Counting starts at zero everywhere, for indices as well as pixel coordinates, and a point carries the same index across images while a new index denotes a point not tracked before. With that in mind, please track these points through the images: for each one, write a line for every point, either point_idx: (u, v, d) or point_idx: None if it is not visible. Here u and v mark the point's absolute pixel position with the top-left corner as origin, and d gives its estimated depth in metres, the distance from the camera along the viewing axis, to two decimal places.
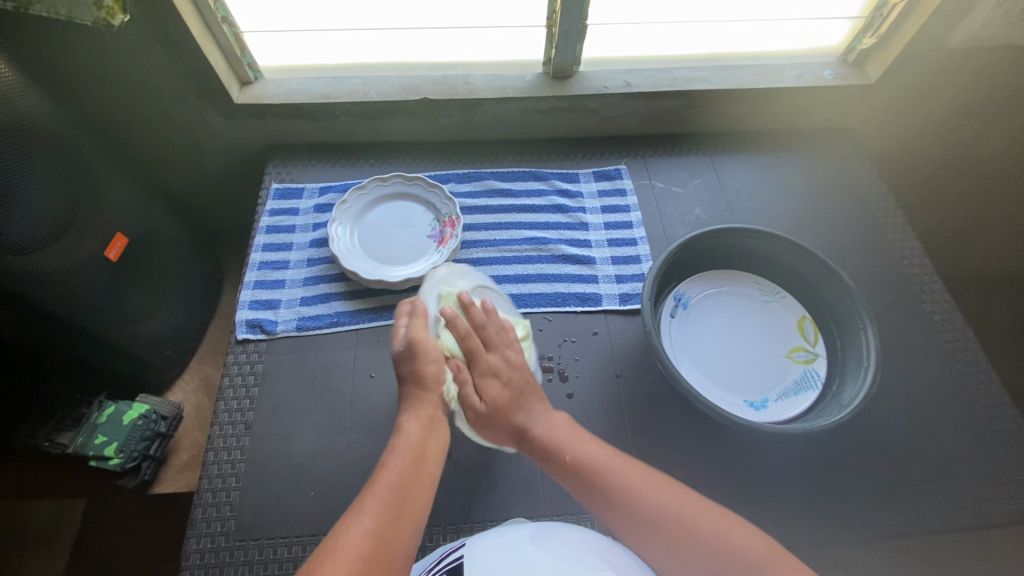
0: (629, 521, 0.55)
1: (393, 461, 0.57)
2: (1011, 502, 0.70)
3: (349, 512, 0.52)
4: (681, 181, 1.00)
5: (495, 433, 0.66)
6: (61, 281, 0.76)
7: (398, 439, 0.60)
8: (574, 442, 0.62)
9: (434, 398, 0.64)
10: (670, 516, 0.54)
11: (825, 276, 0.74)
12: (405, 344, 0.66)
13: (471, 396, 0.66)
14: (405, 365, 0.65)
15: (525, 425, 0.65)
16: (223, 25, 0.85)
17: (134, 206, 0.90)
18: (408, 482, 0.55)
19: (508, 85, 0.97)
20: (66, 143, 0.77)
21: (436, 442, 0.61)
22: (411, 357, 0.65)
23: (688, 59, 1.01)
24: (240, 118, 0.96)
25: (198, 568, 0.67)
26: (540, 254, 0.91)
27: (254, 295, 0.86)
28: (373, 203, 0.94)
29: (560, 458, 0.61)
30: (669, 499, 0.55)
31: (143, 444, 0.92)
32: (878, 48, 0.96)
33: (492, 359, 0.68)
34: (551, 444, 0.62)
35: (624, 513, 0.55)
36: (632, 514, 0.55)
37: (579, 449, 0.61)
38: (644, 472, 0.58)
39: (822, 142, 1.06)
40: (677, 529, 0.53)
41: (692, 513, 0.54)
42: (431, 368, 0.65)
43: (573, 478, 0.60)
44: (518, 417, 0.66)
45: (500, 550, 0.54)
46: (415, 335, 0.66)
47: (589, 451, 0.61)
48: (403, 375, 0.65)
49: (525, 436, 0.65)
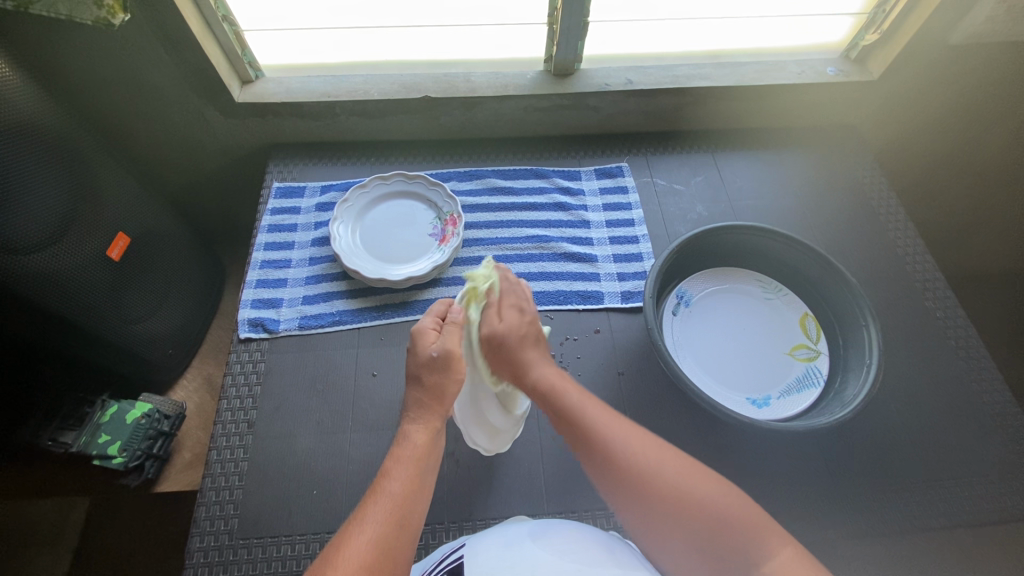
0: (624, 487, 0.53)
1: (396, 470, 0.56)
2: (1013, 498, 0.70)
3: (350, 523, 0.51)
4: (682, 179, 1.00)
5: (495, 355, 0.63)
6: (63, 280, 0.76)
7: (401, 447, 0.59)
8: (581, 399, 0.59)
9: (447, 412, 0.62)
10: (667, 484, 0.52)
11: (827, 273, 0.74)
12: (439, 352, 0.62)
13: (490, 318, 0.65)
14: (428, 375, 0.62)
15: (529, 361, 0.62)
16: (222, 24, 0.85)
17: (136, 206, 0.90)
18: (410, 490, 0.55)
19: (509, 83, 0.97)
20: (65, 141, 0.77)
21: (437, 452, 0.60)
22: (441, 369, 0.62)
23: (690, 57, 1.01)
24: (240, 116, 0.96)
25: (201, 566, 0.67)
26: (542, 252, 0.91)
27: (256, 294, 0.86)
28: (373, 202, 0.94)
29: (561, 409, 0.59)
30: (670, 469, 0.53)
31: (146, 443, 0.92)
32: (881, 44, 0.95)
33: (522, 299, 0.67)
34: (554, 393, 0.60)
35: (620, 478, 0.54)
36: (627, 477, 0.54)
37: (586, 409, 0.58)
38: (646, 440, 0.56)
39: (824, 138, 1.06)
40: (674, 497, 0.51)
41: (690, 483, 0.52)
42: (454, 386, 0.62)
43: (573, 436, 0.58)
44: (528, 354, 0.63)
45: (499, 550, 0.53)
46: (451, 346, 0.63)
47: (594, 413, 0.58)
48: (424, 382, 0.62)
49: (520, 371, 0.62)
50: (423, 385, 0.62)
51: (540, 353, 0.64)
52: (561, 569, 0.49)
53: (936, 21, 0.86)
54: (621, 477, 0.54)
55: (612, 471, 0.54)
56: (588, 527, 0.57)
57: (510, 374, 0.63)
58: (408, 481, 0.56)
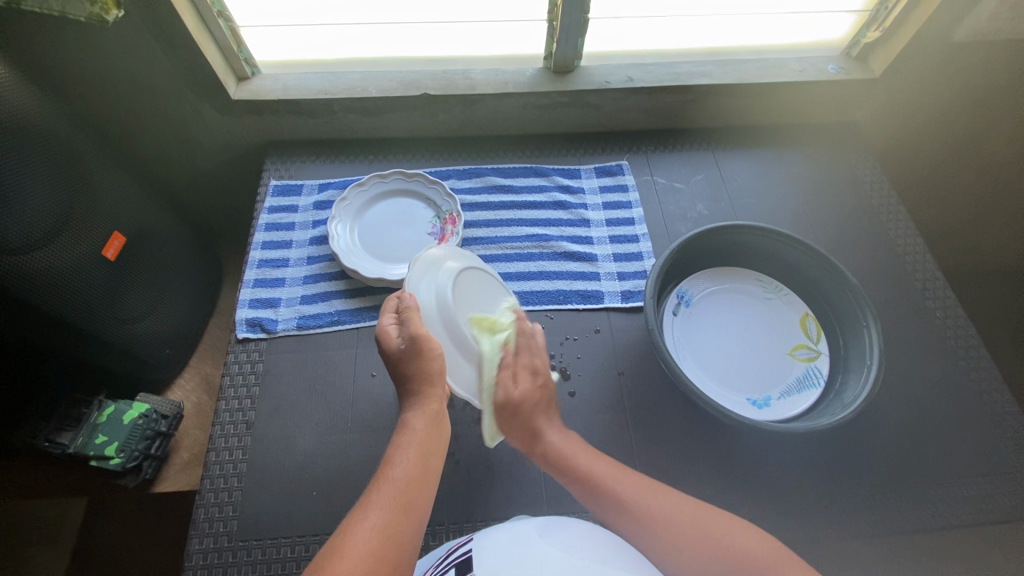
0: (640, 533, 0.54)
1: (399, 457, 0.56)
2: (1012, 498, 0.70)
3: (355, 510, 0.51)
4: (682, 177, 1.00)
5: (504, 419, 0.63)
6: (58, 281, 0.75)
7: (403, 435, 0.58)
8: (588, 459, 0.61)
9: (442, 394, 0.61)
10: (681, 525, 0.54)
11: (827, 273, 0.74)
12: (406, 341, 0.61)
13: (505, 383, 0.63)
14: (407, 365, 0.61)
15: (542, 429, 0.62)
16: (218, 21, 0.84)
17: (132, 203, 0.89)
18: (414, 478, 0.54)
19: (509, 80, 0.96)
20: (61, 143, 0.77)
21: (440, 438, 0.59)
22: (416, 353, 0.61)
23: (690, 54, 1.00)
24: (237, 114, 0.95)
25: (201, 568, 0.67)
26: (542, 251, 0.91)
27: (254, 294, 0.86)
28: (372, 200, 0.93)
29: (574, 470, 0.60)
30: (681, 512, 0.55)
31: (144, 443, 0.92)
32: (882, 41, 0.94)
33: (539, 359, 0.66)
34: (565, 456, 0.61)
35: (635, 526, 0.55)
36: (642, 528, 0.54)
37: (594, 466, 0.60)
38: (652, 488, 0.58)
39: (825, 136, 1.05)
40: (689, 536, 0.53)
41: (697, 520, 0.54)
42: (436, 362, 0.61)
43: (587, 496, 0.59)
44: (539, 421, 0.63)
45: (508, 545, 0.53)
46: (414, 330, 0.61)
47: (601, 471, 0.59)
48: (406, 374, 0.61)
49: (530, 438, 0.62)
50: (406, 375, 0.61)
51: (548, 420, 0.63)
52: (570, 562, 0.49)
53: (938, 20, 0.86)
54: (638, 528, 0.54)
55: (625, 521, 0.55)
56: (597, 525, 0.56)
57: (519, 439, 0.63)
58: (412, 467, 0.55)
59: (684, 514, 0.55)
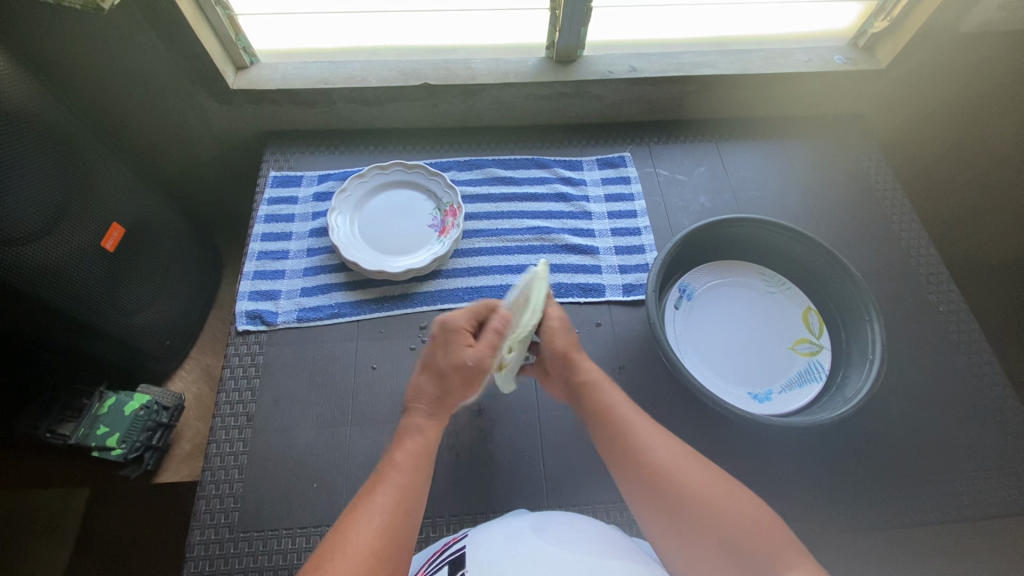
0: (639, 479, 0.56)
1: (402, 454, 0.57)
2: (1012, 493, 0.70)
3: (356, 504, 0.52)
4: (685, 169, 0.99)
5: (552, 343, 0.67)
6: (57, 273, 0.75)
7: (408, 430, 0.60)
8: (613, 394, 0.63)
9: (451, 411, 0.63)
10: (682, 479, 0.55)
11: (831, 267, 0.73)
12: (475, 364, 0.62)
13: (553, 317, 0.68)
14: (455, 379, 0.62)
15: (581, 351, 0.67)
16: (216, 8, 0.83)
17: (130, 194, 0.89)
18: (415, 476, 0.55)
19: (511, 70, 0.95)
20: (60, 133, 0.76)
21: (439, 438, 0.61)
22: (468, 377, 0.62)
23: (694, 43, 0.99)
24: (236, 103, 0.94)
25: (202, 559, 0.67)
26: (543, 244, 0.90)
27: (253, 286, 0.85)
28: (372, 191, 0.92)
29: (594, 403, 0.63)
30: (689, 473, 0.55)
31: (145, 434, 0.91)
32: (890, 31, 0.93)
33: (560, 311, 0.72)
34: (591, 389, 0.64)
35: (634, 469, 0.57)
36: (645, 472, 0.56)
37: (616, 406, 0.62)
38: (666, 439, 0.59)
39: (829, 127, 1.04)
40: (688, 492, 0.54)
41: (704, 483, 0.54)
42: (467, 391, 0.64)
43: (604, 434, 0.61)
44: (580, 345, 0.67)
45: (501, 542, 0.53)
46: (487, 363, 0.63)
47: (624, 412, 0.61)
48: (445, 381, 0.62)
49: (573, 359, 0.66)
50: (444, 383, 0.62)
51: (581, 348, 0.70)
52: (565, 557, 0.48)
53: (945, 10, 0.85)
54: (641, 474, 0.56)
55: (628, 463, 0.57)
56: (586, 519, 0.56)
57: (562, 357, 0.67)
58: (413, 466, 0.56)
59: (685, 471, 0.55)
